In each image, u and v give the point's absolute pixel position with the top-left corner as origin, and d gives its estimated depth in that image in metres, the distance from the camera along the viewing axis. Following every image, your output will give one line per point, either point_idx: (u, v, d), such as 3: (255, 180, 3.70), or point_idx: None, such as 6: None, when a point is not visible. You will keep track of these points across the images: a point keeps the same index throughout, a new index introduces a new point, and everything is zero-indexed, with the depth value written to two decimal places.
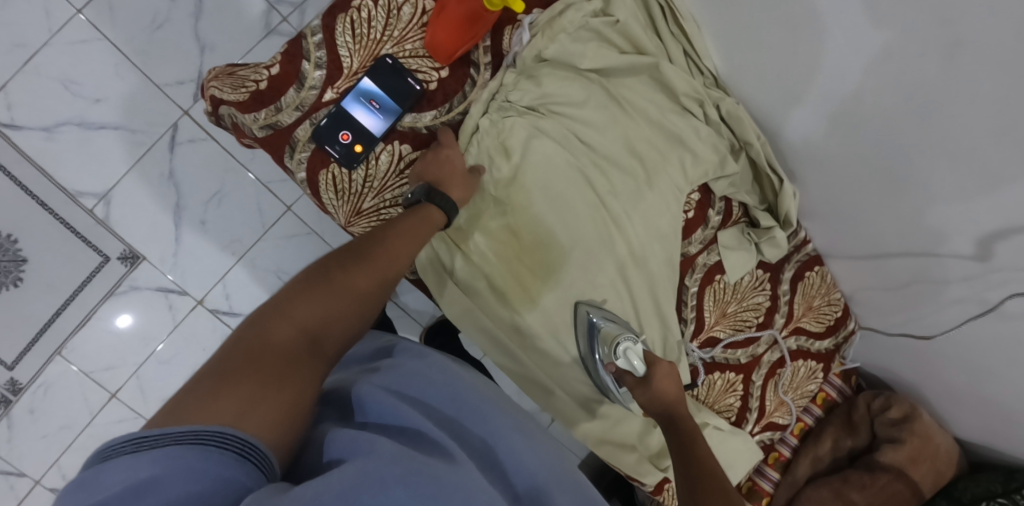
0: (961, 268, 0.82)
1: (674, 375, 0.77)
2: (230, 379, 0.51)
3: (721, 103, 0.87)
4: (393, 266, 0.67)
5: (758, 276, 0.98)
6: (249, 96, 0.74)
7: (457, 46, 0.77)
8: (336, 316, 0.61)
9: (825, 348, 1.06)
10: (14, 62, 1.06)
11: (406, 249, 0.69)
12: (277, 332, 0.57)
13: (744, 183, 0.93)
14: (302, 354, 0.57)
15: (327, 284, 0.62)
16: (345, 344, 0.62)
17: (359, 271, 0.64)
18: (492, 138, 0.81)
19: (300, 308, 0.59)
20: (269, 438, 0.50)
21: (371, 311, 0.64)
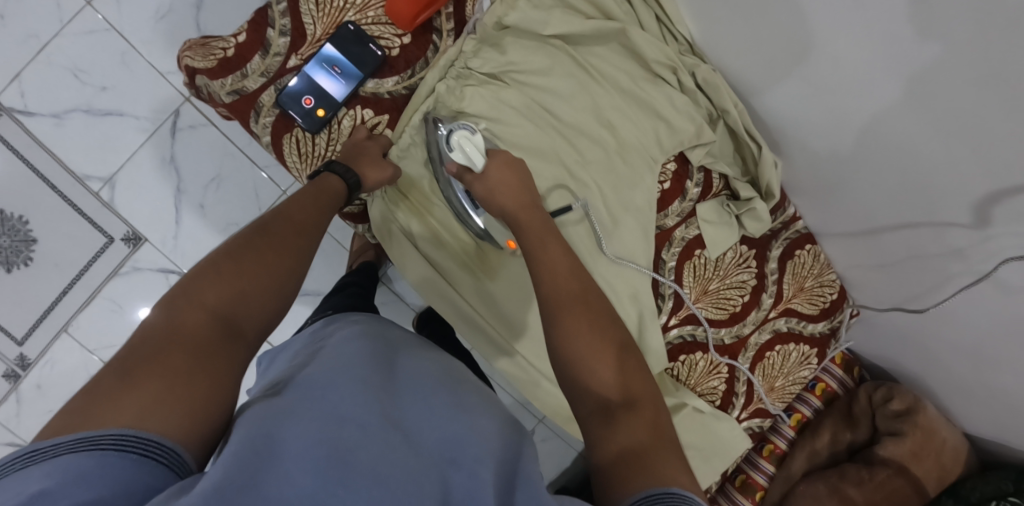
0: (958, 238, 0.77)
1: (514, 167, 0.75)
2: (139, 370, 0.52)
3: (696, 70, 0.84)
4: (299, 244, 0.69)
5: (743, 252, 0.94)
6: (217, 63, 0.77)
7: (417, 11, 0.78)
8: (243, 297, 0.61)
9: (820, 333, 1.01)
10: (28, 52, 1.13)
11: (315, 227, 0.72)
12: (186, 318, 0.57)
13: (723, 153, 0.90)
14: (216, 335, 0.57)
15: (235, 268, 0.62)
16: (261, 322, 0.63)
17: (266, 251, 0.65)
18: (448, 107, 0.81)
19: (209, 292, 0.60)
20: (182, 429, 0.51)
21: (288, 284, 0.66)
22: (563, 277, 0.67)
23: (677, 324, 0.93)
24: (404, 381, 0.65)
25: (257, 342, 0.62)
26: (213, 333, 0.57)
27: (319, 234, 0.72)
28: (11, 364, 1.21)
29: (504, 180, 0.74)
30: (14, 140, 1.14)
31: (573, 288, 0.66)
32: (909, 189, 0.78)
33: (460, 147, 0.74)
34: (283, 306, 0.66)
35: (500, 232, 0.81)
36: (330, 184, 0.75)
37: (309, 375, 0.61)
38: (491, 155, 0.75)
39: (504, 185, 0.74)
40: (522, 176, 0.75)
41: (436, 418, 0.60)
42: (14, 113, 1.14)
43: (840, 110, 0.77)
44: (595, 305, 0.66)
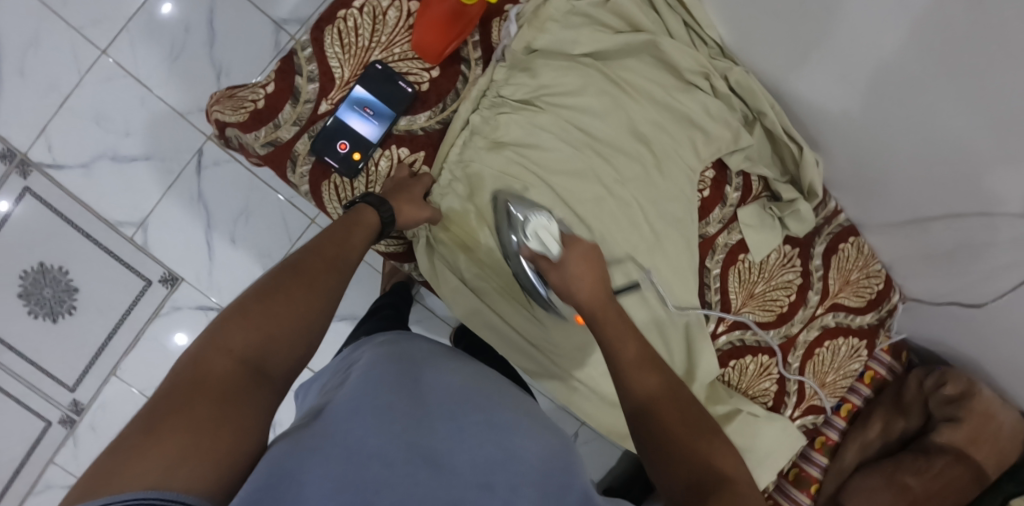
0: (1011, 229, 0.75)
1: (594, 258, 0.71)
2: (160, 422, 0.50)
3: (728, 74, 0.82)
4: (329, 277, 0.67)
5: (787, 252, 0.93)
6: (248, 115, 0.77)
7: (445, 46, 0.77)
8: (276, 340, 0.60)
9: (869, 324, 1.01)
10: (51, 105, 1.13)
11: (340, 263, 0.69)
12: (212, 365, 0.56)
13: (762, 156, 0.87)
14: (243, 383, 0.56)
15: (264, 305, 0.61)
16: (291, 366, 0.61)
17: (293, 288, 0.64)
18: (484, 136, 0.80)
19: (236, 334, 0.58)
20: (203, 489, 0.48)
21: (322, 323, 0.65)
22: (641, 363, 0.63)
23: (725, 330, 0.93)
24: (435, 403, 0.62)
25: (287, 388, 0.60)
26: (239, 378, 0.56)
27: (351, 267, 0.70)
28: (65, 410, 1.22)
29: (583, 272, 0.70)
30: (45, 193, 1.14)
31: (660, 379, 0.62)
32: (958, 180, 0.77)
33: (538, 235, 0.74)
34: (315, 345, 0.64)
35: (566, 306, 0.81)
36: (365, 218, 0.73)
37: (340, 405, 0.58)
38: (567, 244, 0.72)
39: (581, 276, 0.70)
40: (602, 268, 0.71)
41: (469, 439, 0.58)
42: (43, 168, 1.14)
43: (886, 110, 0.76)
44: (680, 399, 0.60)
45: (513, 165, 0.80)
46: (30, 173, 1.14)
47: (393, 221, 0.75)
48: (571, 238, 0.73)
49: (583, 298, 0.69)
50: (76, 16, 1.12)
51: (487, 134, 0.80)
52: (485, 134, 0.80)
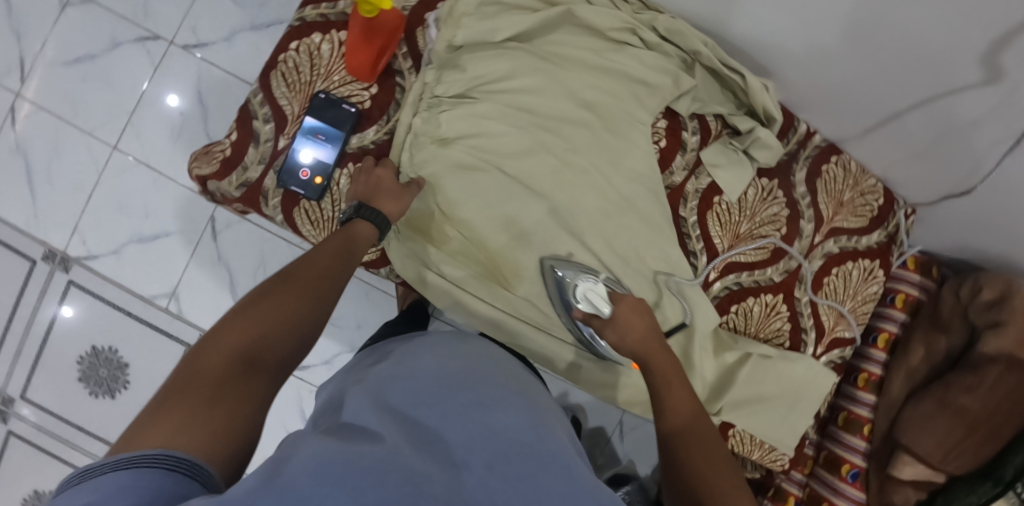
0: (983, 97, 0.73)
1: (640, 310, 0.77)
2: (159, 410, 0.53)
3: (655, 23, 0.84)
4: (323, 279, 0.69)
5: (764, 185, 0.91)
6: (219, 163, 0.84)
7: (366, 61, 0.82)
8: (272, 334, 0.62)
9: (877, 243, 0.97)
10: (78, 202, 1.23)
11: (332, 270, 0.71)
12: (213, 354, 0.59)
13: (711, 95, 0.88)
14: (240, 371, 0.58)
15: (259, 305, 0.64)
16: (288, 358, 0.63)
17: (284, 293, 0.66)
18: (429, 135, 0.83)
19: (229, 334, 0.61)
20: (204, 456, 0.51)
21: (316, 324, 0.67)
22: (680, 413, 0.68)
23: (718, 276, 0.91)
24: (428, 390, 0.65)
25: (282, 379, 0.62)
26: (237, 367, 0.59)
27: (343, 270, 0.72)
28: None
29: (632, 323, 0.76)
30: (87, 282, 1.24)
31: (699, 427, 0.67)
32: (920, 67, 0.76)
33: (588, 299, 0.80)
34: (310, 342, 0.66)
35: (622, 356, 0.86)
36: (359, 232, 0.75)
37: (354, 409, 0.62)
38: (616, 302, 0.79)
39: (632, 327, 0.76)
40: (648, 317, 0.77)
41: (470, 425, 0.60)
42: (81, 260, 1.24)
43: (818, 15, 0.76)
44: (715, 450, 0.65)
45: (468, 155, 0.84)
46: (71, 267, 1.24)
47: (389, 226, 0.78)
48: (619, 295, 0.80)
49: (636, 349, 0.74)
50: (85, 119, 1.23)
51: (432, 133, 0.83)
52: (431, 133, 0.83)
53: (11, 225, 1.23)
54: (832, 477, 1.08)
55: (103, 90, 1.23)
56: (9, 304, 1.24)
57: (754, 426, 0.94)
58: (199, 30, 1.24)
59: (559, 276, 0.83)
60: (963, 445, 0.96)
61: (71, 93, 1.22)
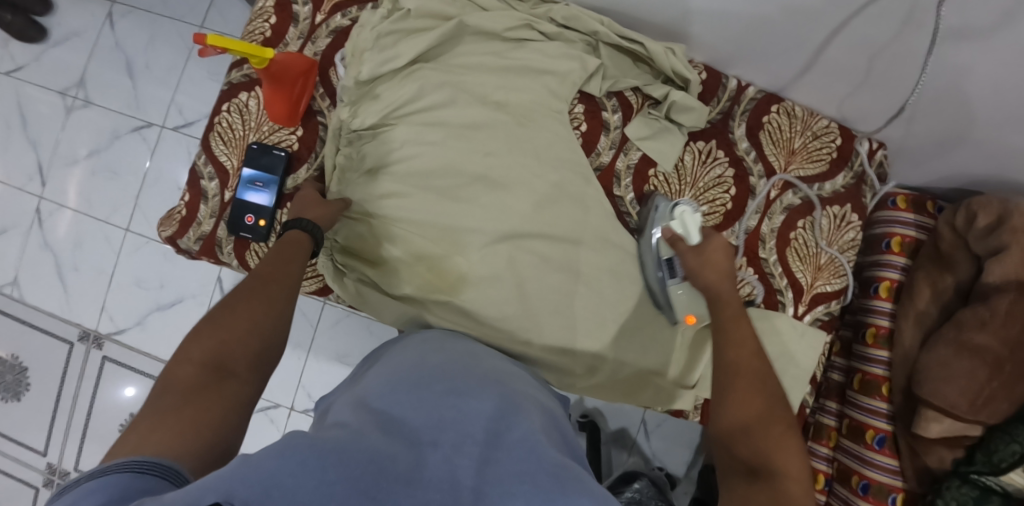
0: (892, 5, 0.70)
1: (727, 249, 0.78)
2: (136, 425, 0.55)
3: (553, 14, 0.87)
4: (279, 284, 0.71)
5: (702, 148, 0.89)
6: (178, 222, 0.87)
7: (278, 110, 0.85)
8: (233, 342, 0.64)
9: (844, 187, 0.92)
10: (102, 285, 1.33)
11: (287, 273, 0.72)
12: (179, 371, 0.61)
13: (624, 70, 0.89)
14: (206, 379, 0.60)
15: (217, 319, 0.66)
16: (255, 358, 0.65)
17: (242, 302, 0.67)
18: (356, 169, 0.86)
19: (195, 346, 0.62)
20: (174, 456, 0.53)
21: (280, 323, 0.69)
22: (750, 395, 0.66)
23: None
24: (411, 383, 0.66)
25: (254, 378, 0.64)
26: (203, 376, 0.60)
27: (299, 274, 0.74)
28: None
29: (718, 258, 0.77)
30: (119, 354, 1.32)
31: (756, 365, 0.68)
32: None
33: (683, 219, 0.81)
34: (278, 340, 0.68)
35: (682, 304, 0.83)
36: (291, 237, 0.76)
37: (341, 410, 0.63)
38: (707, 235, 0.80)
39: (714, 262, 0.77)
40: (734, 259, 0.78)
41: (446, 414, 0.60)
42: (111, 336, 1.33)
43: None
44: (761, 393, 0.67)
45: (389, 184, 0.84)
46: (103, 343, 1.33)
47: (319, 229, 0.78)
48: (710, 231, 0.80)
49: (710, 282, 0.76)
50: (100, 209, 1.34)
51: (361, 164, 0.85)
52: (361, 165, 0.85)
53: (50, 313, 1.34)
54: (858, 446, 1.00)
55: (110, 180, 1.34)
56: (55, 387, 1.34)
57: None
58: (184, 111, 1.33)
59: (656, 203, 0.84)
60: (990, 389, 0.86)
61: (85, 188, 1.35)
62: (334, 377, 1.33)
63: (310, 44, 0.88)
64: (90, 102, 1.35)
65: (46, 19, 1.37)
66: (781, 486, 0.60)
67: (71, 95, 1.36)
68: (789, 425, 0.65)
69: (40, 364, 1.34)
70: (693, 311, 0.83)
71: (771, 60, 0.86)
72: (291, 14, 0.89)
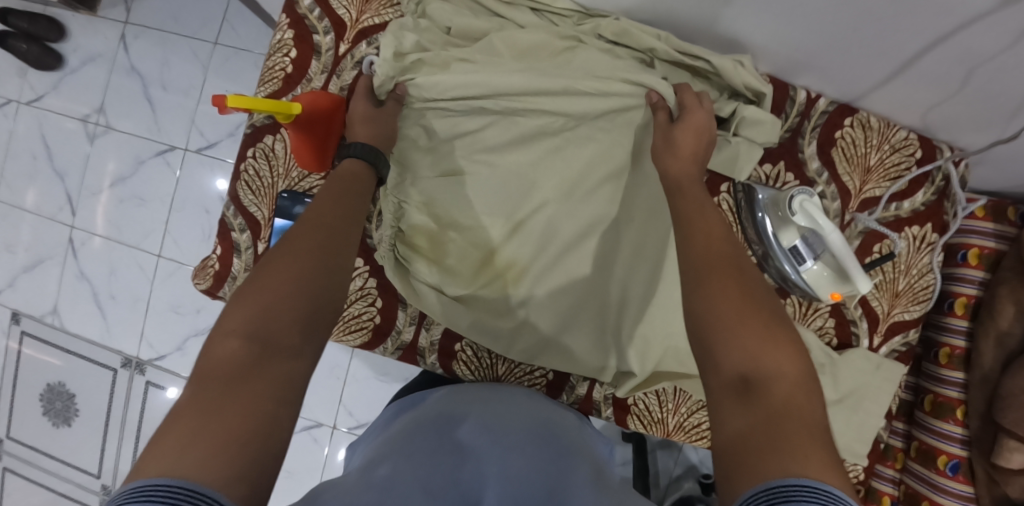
0: (1005, 14, 0.61)
1: (703, 128, 0.72)
2: (172, 425, 0.44)
3: (601, 29, 0.79)
4: (328, 237, 0.57)
5: (770, 170, 0.83)
6: (212, 276, 0.83)
7: (307, 164, 0.80)
8: (283, 306, 0.51)
9: (925, 205, 0.84)
10: (139, 312, 1.32)
11: (336, 223, 0.60)
12: (220, 345, 0.48)
13: (682, 89, 0.80)
14: (256, 353, 0.48)
15: (261, 278, 0.53)
16: (311, 323, 0.52)
17: (289, 254, 0.54)
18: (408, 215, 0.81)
19: (237, 315, 0.50)
20: (220, 476, 0.42)
21: (336, 284, 0.55)
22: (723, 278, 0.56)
23: None
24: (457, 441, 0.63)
25: (312, 349, 0.51)
26: (249, 350, 0.48)
27: (348, 226, 0.61)
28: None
29: (687, 140, 0.71)
30: (162, 379, 1.32)
31: (725, 253, 0.58)
32: (922, 4, 0.63)
33: (805, 211, 0.73)
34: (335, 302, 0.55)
35: (823, 284, 0.77)
36: (338, 184, 0.66)
37: (376, 458, 0.60)
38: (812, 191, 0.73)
39: (683, 137, 0.71)
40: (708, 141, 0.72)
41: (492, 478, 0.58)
42: (152, 362, 1.32)
43: None
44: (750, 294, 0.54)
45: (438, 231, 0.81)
46: (145, 369, 1.32)
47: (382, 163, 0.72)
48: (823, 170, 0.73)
49: (670, 163, 0.70)
50: (131, 236, 1.31)
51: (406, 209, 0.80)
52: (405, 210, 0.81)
53: (90, 342, 1.34)
54: (930, 472, 0.95)
55: (138, 206, 1.31)
56: (100, 415, 1.34)
57: None
58: (205, 132, 1.29)
59: (758, 194, 0.80)
60: None
61: (114, 215, 1.32)
62: (375, 396, 1.32)
63: (335, 77, 0.83)
64: (110, 127, 1.32)
65: (60, 44, 1.32)
66: (771, 402, 0.48)
67: (92, 121, 1.32)
68: (790, 336, 0.52)
69: (85, 391, 1.35)
70: (835, 289, 0.77)
71: (841, 73, 0.78)
72: (312, 45, 0.83)
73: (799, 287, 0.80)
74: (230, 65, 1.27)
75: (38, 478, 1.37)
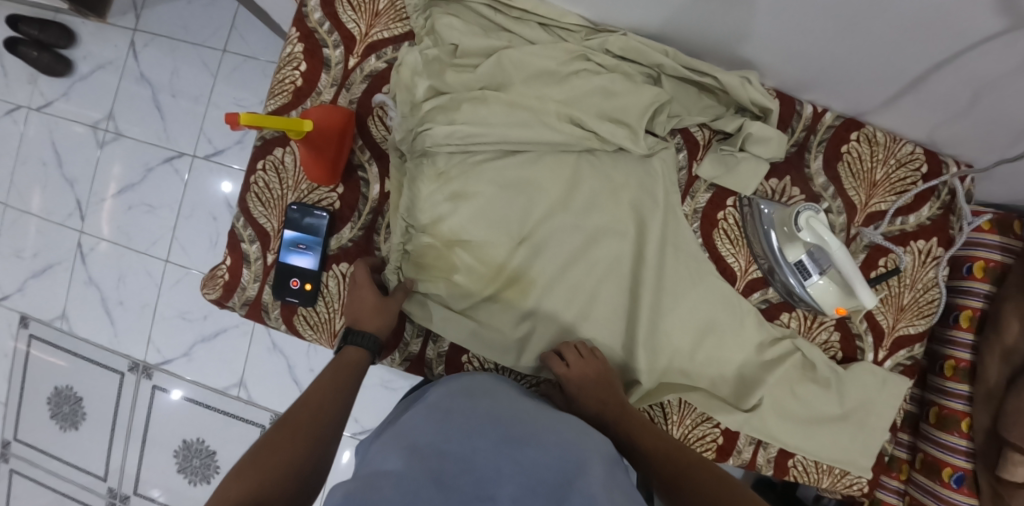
0: (1010, 37, 0.61)
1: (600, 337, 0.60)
2: None
3: (608, 46, 0.80)
4: (326, 412, 0.68)
5: (775, 185, 0.83)
6: (221, 286, 0.84)
7: (320, 176, 0.80)
8: (280, 467, 0.61)
9: (931, 219, 0.84)
10: (147, 317, 1.33)
11: (340, 392, 0.71)
12: (226, 489, 0.58)
13: (689, 106, 0.82)
14: (251, 497, 0.57)
15: (270, 443, 0.64)
16: (302, 485, 0.61)
17: (294, 425, 0.66)
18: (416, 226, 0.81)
19: (243, 470, 0.60)
20: None
21: (320, 463, 0.64)
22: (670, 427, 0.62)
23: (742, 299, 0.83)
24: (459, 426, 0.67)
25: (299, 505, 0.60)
26: (249, 493, 0.57)
27: (349, 399, 0.71)
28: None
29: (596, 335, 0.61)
30: (169, 383, 1.33)
31: None
32: (927, 26, 0.64)
33: (811, 227, 0.74)
34: (319, 475, 0.64)
35: (829, 299, 0.77)
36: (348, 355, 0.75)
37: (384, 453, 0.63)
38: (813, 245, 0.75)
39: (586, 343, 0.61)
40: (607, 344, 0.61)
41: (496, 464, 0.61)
42: (159, 366, 1.33)
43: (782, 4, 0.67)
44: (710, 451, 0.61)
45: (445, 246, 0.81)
46: (152, 373, 1.33)
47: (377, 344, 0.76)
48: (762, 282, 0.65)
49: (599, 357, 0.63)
50: (139, 241, 1.32)
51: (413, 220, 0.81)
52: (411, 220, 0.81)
53: (99, 346, 1.35)
54: (933, 483, 0.95)
55: (147, 212, 1.32)
56: (108, 419, 1.35)
57: (819, 453, 0.82)
58: (213, 140, 1.29)
59: (764, 210, 0.80)
60: None
61: (122, 221, 1.33)
62: (381, 402, 1.32)
63: (345, 91, 0.84)
64: (120, 133, 1.32)
65: (70, 51, 1.34)
66: None
67: (102, 128, 1.33)
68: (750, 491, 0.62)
69: (93, 395, 1.36)
70: (840, 304, 0.77)
71: (847, 90, 0.79)
72: (322, 59, 0.84)
73: (804, 302, 0.80)
74: (238, 73, 1.28)
75: (45, 480, 1.38)
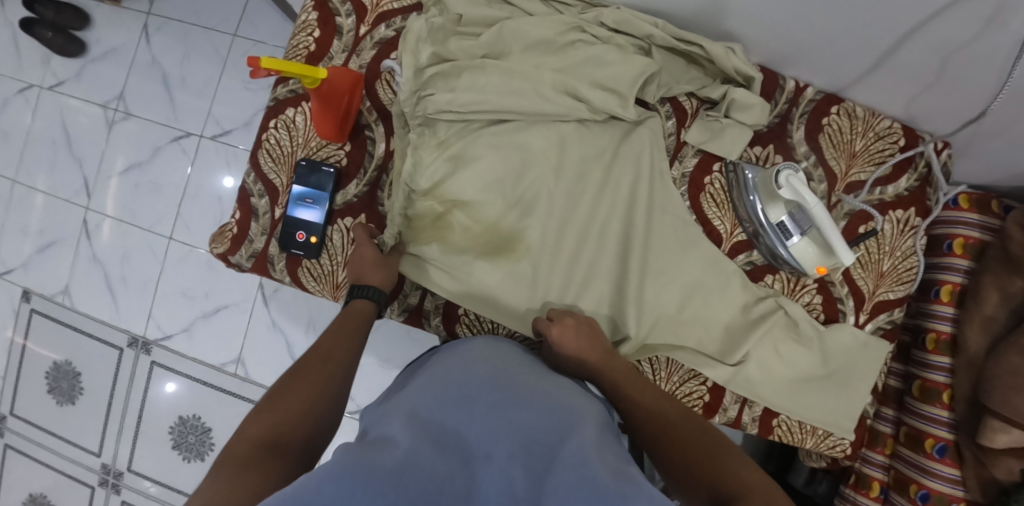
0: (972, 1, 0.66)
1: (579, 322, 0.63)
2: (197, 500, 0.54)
3: (602, 18, 0.84)
4: (330, 366, 0.71)
5: (759, 153, 0.88)
6: (229, 239, 0.88)
7: (329, 129, 0.84)
8: (286, 422, 0.63)
9: (908, 190, 0.88)
10: (148, 292, 1.36)
11: (344, 349, 0.74)
12: (236, 446, 0.60)
13: (677, 75, 0.86)
14: (262, 452, 0.59)
15: (276, 401, 0.66)
16: (310, 438, 0.63)
17: (299, 379, 0.68)
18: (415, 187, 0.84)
19: (252, 427, 0.62)
20: None
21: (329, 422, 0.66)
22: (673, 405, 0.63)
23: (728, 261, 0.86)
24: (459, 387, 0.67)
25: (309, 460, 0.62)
26: (259, 450, 0.59)
27: (351, 354, 0.74)
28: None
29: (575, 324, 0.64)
30: (167, 359, 1.34)
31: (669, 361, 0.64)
32: None
33: (791, 186, 0.77)
34: (328, 431, 0.66)
35: (810, 258, 0.81)
36: (356, 309, 0.79)
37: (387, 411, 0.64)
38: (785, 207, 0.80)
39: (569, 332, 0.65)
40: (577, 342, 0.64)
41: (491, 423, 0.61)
42: (158, 342, 1.35)
43: None
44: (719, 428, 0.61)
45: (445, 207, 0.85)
46: (151, 349, 1.35)
47: (382, 295, 0.80)
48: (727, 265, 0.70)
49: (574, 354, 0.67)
50: (143, 219, 1.36)
51: (412, 180, 0.84)
52: (410, 180, 0.84)
53: (100, 321, 1.37)
54: (917, 455, 0.95)
55: (152, 190, 1.35)
56: (104, 394, 1.36)
57: (802, 412, 0.85)
58: (221, 121, 1.33)
59: (748, 174, 0.84)
60: None
61: (127, 199, 1.37)
62: (377, 382, 1.34)
63: (355, 57, 0.88)
64: (129, 114, 1.37)
65: (84, 33, 1.39)
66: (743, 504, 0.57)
67: (112, 108, 1.37)
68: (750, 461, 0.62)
69: (90, 371, 1.37)
70: (819, 263, 0.81)
71: (826, 63, 0.83)
72: (335, 27, 0.89)
73: (786, 263, 0.84)
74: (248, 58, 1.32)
75: (40, 455, 1.39)
